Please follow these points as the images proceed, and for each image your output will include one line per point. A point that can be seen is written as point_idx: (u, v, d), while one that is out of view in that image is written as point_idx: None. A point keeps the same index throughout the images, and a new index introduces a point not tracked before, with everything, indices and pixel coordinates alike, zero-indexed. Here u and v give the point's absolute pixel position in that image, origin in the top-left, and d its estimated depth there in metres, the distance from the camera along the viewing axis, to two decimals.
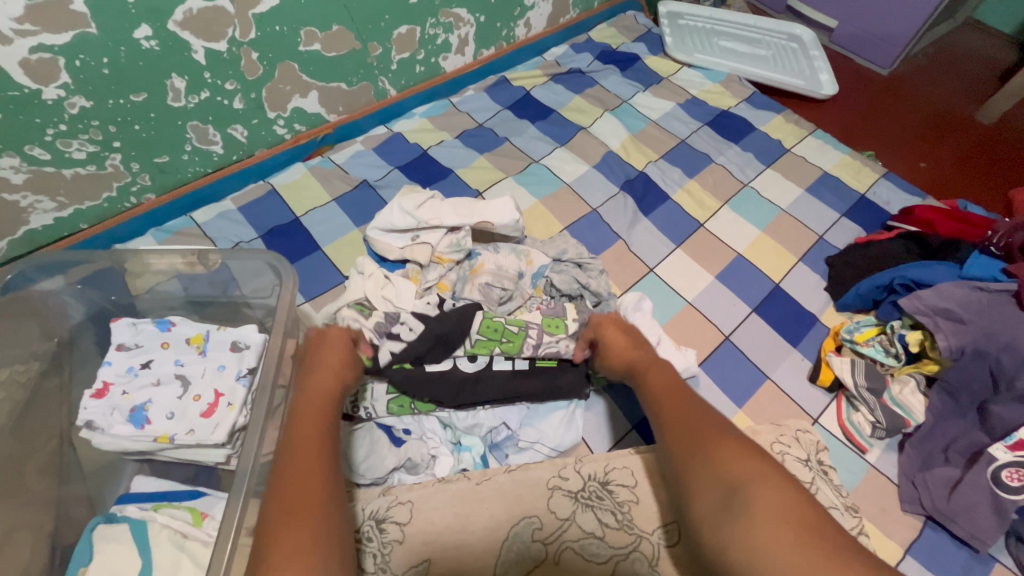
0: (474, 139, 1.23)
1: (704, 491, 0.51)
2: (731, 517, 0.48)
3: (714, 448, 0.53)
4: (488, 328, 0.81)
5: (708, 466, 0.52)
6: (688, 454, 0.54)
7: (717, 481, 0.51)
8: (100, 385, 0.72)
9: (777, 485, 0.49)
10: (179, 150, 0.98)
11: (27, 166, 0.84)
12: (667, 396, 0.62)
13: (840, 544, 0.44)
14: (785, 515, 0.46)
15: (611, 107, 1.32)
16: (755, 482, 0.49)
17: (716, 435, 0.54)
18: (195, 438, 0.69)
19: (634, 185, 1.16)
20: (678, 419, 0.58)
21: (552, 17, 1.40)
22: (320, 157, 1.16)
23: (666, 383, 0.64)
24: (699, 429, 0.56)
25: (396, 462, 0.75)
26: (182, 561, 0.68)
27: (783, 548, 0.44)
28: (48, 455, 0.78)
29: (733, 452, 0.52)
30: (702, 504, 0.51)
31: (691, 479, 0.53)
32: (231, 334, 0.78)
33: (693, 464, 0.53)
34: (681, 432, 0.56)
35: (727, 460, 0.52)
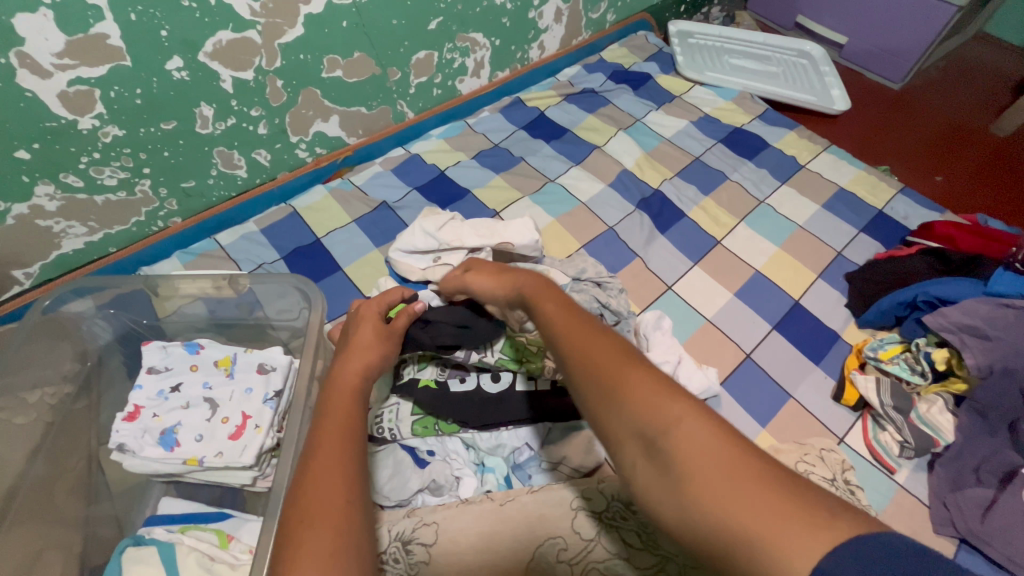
0: (490, 159, 1.25)
1: (623, 438, 0.39)
2: (658, 471, 0.36)
3: (621, 377, 0.40)
4: (512, 348, 0.80)
5: (620, 404, 0.39)
6: (597, 390, 0.41)
7: (633, 425, 0.38)
8: (131, 408, 0.73)
9: (690, 416, 0.36)
10: (206, 175, 1.01)
11: (61, 193, 0.87)
12: (564, 314, 0.49)
13: (784, 481, 0.32)
14: (711, 454, 0.34)
15: (625, 126, 1.33)
16: (678, 415, 0.37)
17: (623, 363, 0.41)
18: (223, 461, 0.70)
19: (649, 203, 1.17)
20: (578, 343, 0.45)
21: (565, 39, 1.42)
22: (340, 179, 1.18)
23: (560, 306, 0.50)
24: (598, 354, 0.43)
25: (420, 484, 0.75)
26: None
27: (720, 500, 0.32)
28: (77, 476, 0.79)
29: (643, 380, 0.40)
30: (625, 458, 0.38)
31: (604, 423, 0.40)
32: (258, 357, 0.79)
33: (597, 400, 0.41)
34: (583, 363, 0.43)
35: (635, 395, 0.39)
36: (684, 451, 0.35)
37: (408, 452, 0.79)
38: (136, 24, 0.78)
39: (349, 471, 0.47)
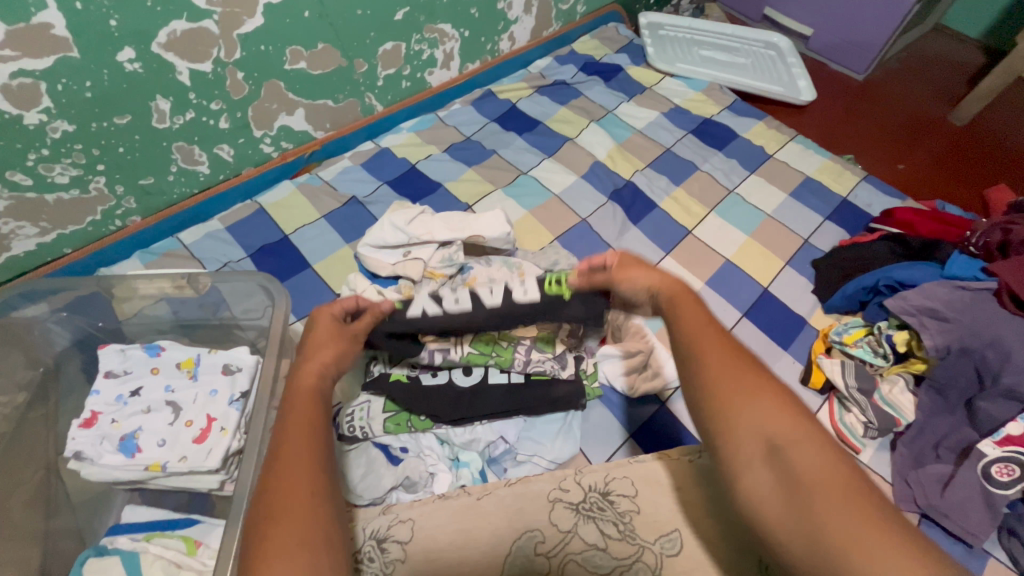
0: (462, 152, 1.24)
1: (748, 449, 0.45)
2: (784, 485, 0.43)
3: (758, 398, 0.47)
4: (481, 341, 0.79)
5: (757, 420, 0.46)
6: (728, 402, 0.47)
7: (764, 439, 0.45)
8: (88, 415, 0.70)
9: (828, 446, 0.44)
10: (165, 171, 0.97)
11: (8, 192, 0.82)
12: (705, 326, 0.53)
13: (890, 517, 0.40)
14: (843, 485, 0.41)
15: (597, 118, 1.33)
16: (806, 443, 0.44)
17: (761, 386, 0.47)
18: (188, 466, 0.68)
19: (622, 194, 1.18)
20: (719, 357, 0.50)
21: (536, 31, 1.41)
22: (308, 174, 1.16)
23: (698, 310, 0.55)
24: (727, 375, 0.48)
25: (394, 481, 0.75)
26: None
27: (840, 522, 0.39)
28: (34, 487, 0.76)
29: (781, 408, 0.46)
30: (745, 465, 0.45)
31: (729, 427, 0.46)
32: (222, 357, 0.77)
33: (735, 415, 0.46)
34: (717, 377, 0.49)
35: (774, 416, 0.45)
36: (807, 475, 0.42)
37: (381, 450, 0.77)
38: (83, 14, 0.74)
39: (317, 471, 0.46)
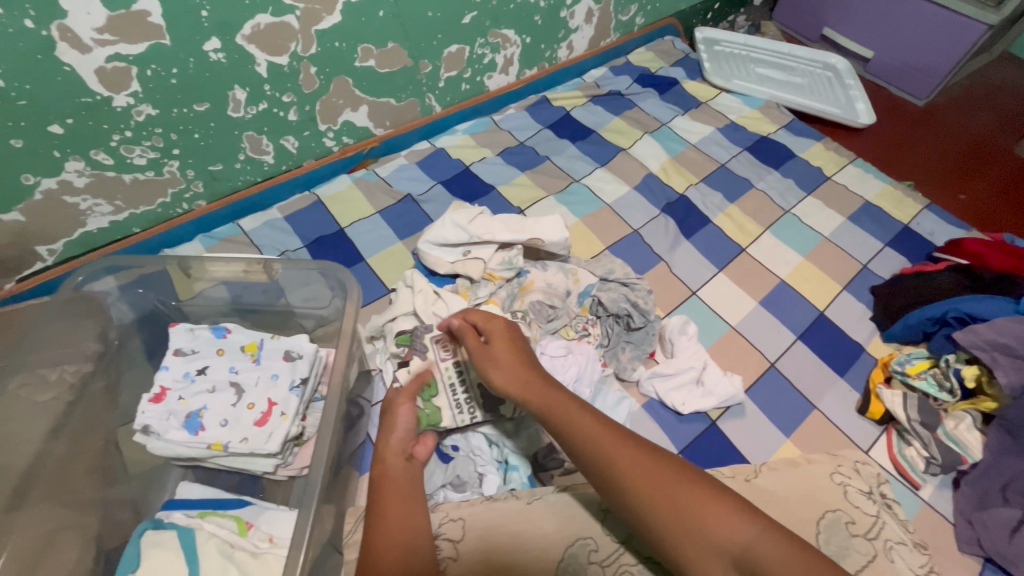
0: (515, 157, 1.25)
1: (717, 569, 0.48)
2: None
3: (701, 513, 0.50)
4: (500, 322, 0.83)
5: (710, 536, 0.49)
6: (678, 527, 0.50)
7: (718, 551, 0.48)
8: (157, 390, 0.72)
9: (766, 538, 0.48)
10: (233, 158, 1.00)
11: (90, 170, 0.86)
12: (630, 453, 0.55)
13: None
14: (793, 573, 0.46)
15: (651, 129, 1.33)
16: (759, 539, 0.48)
17: (697, 500, 0.51)
18: (249, 447, 0.69)
19: (674, 208, 1.17)
20: (653, 488, 0.53)
21: (593, 41, 1.42)
22: (364, 170, 1.18)
23: (601, 433, 0.57)
24: (659, 498, 0.52)
25: (444, 479, 0.76)
26: (230, 571, 0.67)
27: None
28: (96, 456, 0.78)
29: (719, 514, 0.50)
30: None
31: (687, 554, 0.50)
32: (284, 343, 0.78)
33: (685, 538, 0.50)
34: (656, 500, 0.52)
35: (721, 531, 0.49)
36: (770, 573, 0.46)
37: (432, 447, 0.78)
38: (178, 3, 0.77)
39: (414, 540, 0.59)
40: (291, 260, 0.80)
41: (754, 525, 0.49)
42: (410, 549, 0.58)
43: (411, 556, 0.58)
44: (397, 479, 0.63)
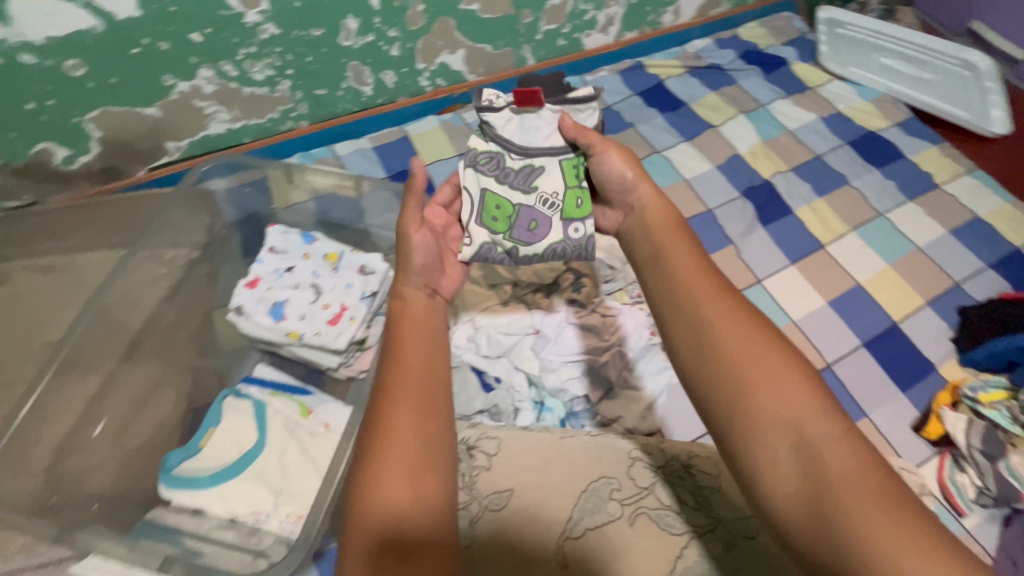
0: (600, 120, 1.24)
1: (780, 448, 0.46)
2: (808, 479, 0.44)
3: (768, 386, 0.48)
4: (492, 206, 0.68)
5: (774, 407, 0.47)
6: (748, 387, 0.48)
7: (789, 426, 0.46)
8: (252, 277, 0.82)
9: (848, 439, 0.45)
10: (337, 85, 1.07)
11: (217, 79, 0.96)
12: (734, 325, 0.51)
13: (912, 508, 0.41)
14: (864, 475, 0.43)
15: (747, 110, 1.27)
16: (838, 436, 0.45)
17: (786, 373, 0.48)
18: (320, 340, 0.78)
19: (756, 193, 1.13)
20: (742, 356, 0.49)
21: (703, 9, 1.36)
22: (452, 113, 1.22)
23: (707, 285, 0.55)
24: (751, 359, 0.49)
25: (484, 404, 0.81)
26: (291, 444, 0.78)
27: (868, 513, 0.41)
28: (194, 329, 0.92)
29: (801, 395, 0.47)
30: (761, 453, 0.46)
31: (753, 424, 0.47)
32: (361, 258, 0.86)
33: (752, 414, 0.47)
34: (740, 357, 0.49)
35: (793, 405, 0.47)
36: (835, 472, 0.43)
37: (477, 375, 0.84)
38: None
39: (423, 454, 0.49)
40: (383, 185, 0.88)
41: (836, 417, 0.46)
42: (428, 510, 0.47)
43: (421, 510, 0.47)
44: (417, 376, 0.52)
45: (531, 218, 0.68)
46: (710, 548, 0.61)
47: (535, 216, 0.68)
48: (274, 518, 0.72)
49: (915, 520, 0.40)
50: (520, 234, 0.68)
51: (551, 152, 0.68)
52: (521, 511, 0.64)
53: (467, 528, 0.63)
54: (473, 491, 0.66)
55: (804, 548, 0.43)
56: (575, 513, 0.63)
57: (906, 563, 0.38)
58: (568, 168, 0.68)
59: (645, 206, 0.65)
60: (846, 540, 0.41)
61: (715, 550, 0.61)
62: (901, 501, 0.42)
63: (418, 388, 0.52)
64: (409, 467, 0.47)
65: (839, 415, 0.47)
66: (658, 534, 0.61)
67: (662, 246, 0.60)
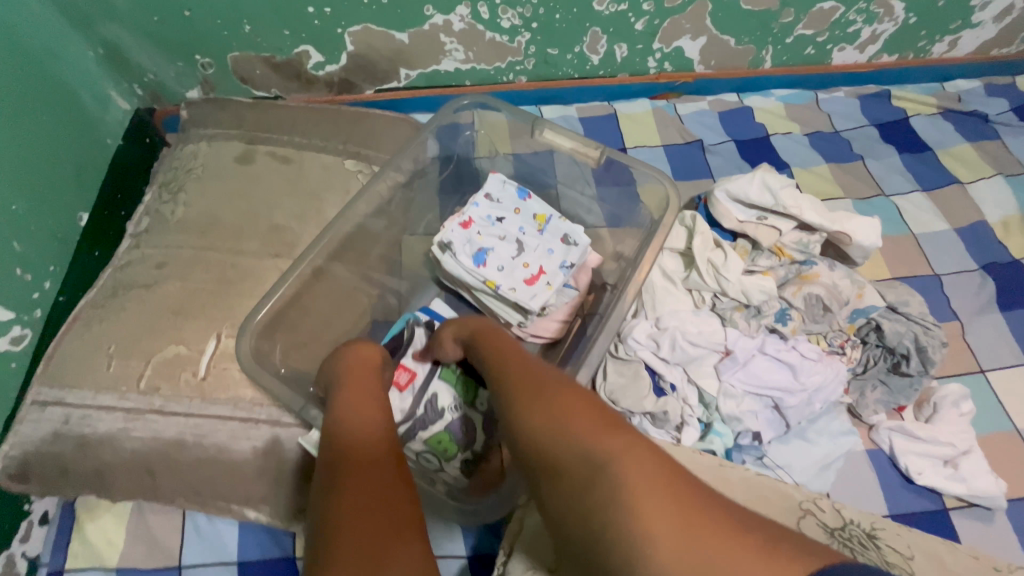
0: (825, 144, 1.13)
1: (572, 462, 0.49)
2: (609, 503, 0.45)
3: (573, 423, 0.51)
4: (437, 442, 0.78)
5: (572, 450, 0.50)
6: (548, 441, 0.52)
7: (588, 463, 0.48)
8: (466, 218, 0.84)
9: (637, 453, 0.47)
10: (569, 48, 1.06)
11: (469, 19, 0.98)
12: (524, 372, 0.60)
13: (698, 512, 0.43)
14: (656, 486, 0.45)
15: (1009, 173, 1.08)
16: (620, 454, 0.48)
17: (571, 409, 0.53)
18: (515, 297, 0.79)
19: (999, 271, 0.97)
20: (534, 387, 0.57)
21: (984, 46, 1.17)
22: (666, 101, 1.16)
23: (514, 363, 0.63)
24: (537, 408, 0.54)
25: (652, 408, 0.78)
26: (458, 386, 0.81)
27: (670, 537, 0.42)
28: (387, 248, 0.97)
29: (590, 421, 0.51)
30: (574, 485, 0.48)
31: (558, 456, 0.50)
32: (567, 227, 0.85)
33: (560, 450, 0.50)
34: (530, 397, 0.56)
35: (585, 436, 0.50)
36: (626, 482, 0.45)
37: (651, 376, 0.81)
38: None
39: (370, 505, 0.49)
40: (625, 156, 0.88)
41: (631, 441, 0.48)
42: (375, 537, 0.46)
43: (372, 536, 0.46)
44: (361, 422, 0.60)
45: (465, 423, 0.79)
46: None
47: (464, 424, 0.78)
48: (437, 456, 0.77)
49: (724, 515, 0.43)
50: (459, 433, 0.78)
51: (429, 390, 0.79)
52: None
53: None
54: None
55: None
56: None
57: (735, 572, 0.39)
58: (447, 375, 0.80)
59: (471, 322, 0.73)
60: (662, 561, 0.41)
61: None
62: (700, 501, 0.44)
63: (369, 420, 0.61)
64: (362, 515, 0.48)
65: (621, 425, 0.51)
66: None
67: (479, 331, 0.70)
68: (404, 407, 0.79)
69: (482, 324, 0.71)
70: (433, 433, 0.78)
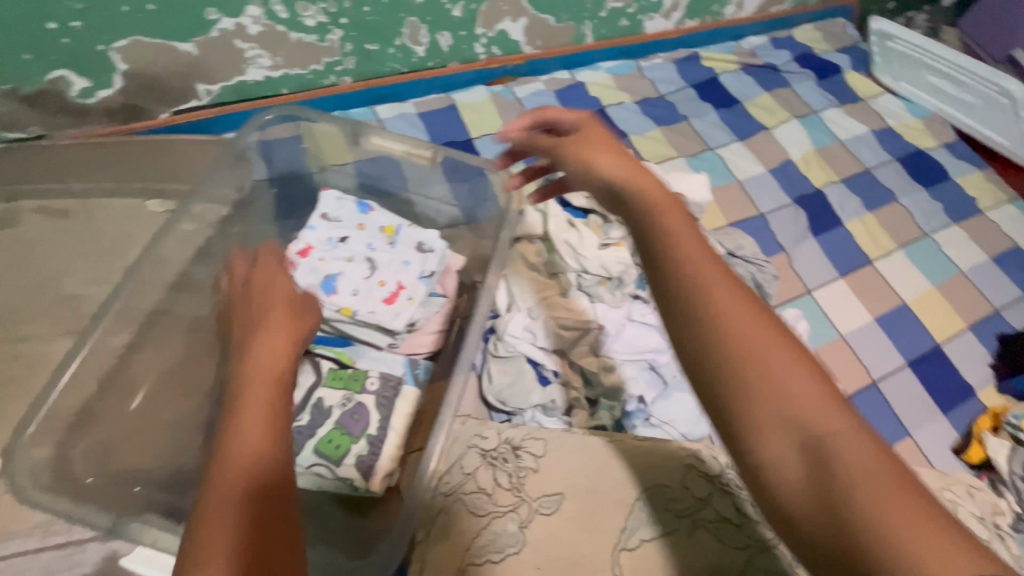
0: (654, 109, 1.20)
1: (784, 448, 0.38)
2: (813, 479, 0.37)
3: (774, 373, 0.39)
4: (326, 443, 0.69)
5: (764, 406, 0.38)
6: (752, 399, 0.39)
7: (792, 424, 0.38)
8: (302, 246, 0.75)
9: (864, 436, 0.38)
10: (390, 42, 0.99)
11: (265, 20, 0.86)
12: (725, 292, 0.42)
13: (908, 491, 0.35)
14: (874, 477, 0.36)
15: (800, 115, 1.24)
16: (838, 428, 0.38)
17: (787, 359, 0.40)
18: (376, 320, 0.73)
19: (808, 201, 1.11)
20: (745, 329, 0.41)
21: (765, 4, 1.32)
22: (503, 86, 1.15)
23: (697, 252, 0.45)
24: (765, 355, 0.40)
25: (539, 400, 0.78)
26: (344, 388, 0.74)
27: (895, 525, 0.34)
28: (223, 292, 0.85)
29: (819, 395, 0.39)
30: (774, 457, 0.38)
31: (751, 415, 0.39)
32: (419, 234, 0.80)
33: (767, 420, 0.38)
34: (737, 346, 0.40)
35: (802, 400, 0.39)
36: (846, 466, 0.36)
37: (533, 367, 0.81)
38: None
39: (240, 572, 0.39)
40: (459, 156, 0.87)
41: (849, 415, 0.39)
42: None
43: None
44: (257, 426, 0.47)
45: (356, 414, 0.72)
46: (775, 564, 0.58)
47: (352, 413, 0.72)
48: (331, 465, 0.69)
49: (906, 490, 0.35)
50: (349, 429, 0.70)
51: (314, 394, 0.73)
52: (575, 517, 0.63)
53: (518, 532, 0.61)
54: (524, 494, 0.64)
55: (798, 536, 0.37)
56: (630, 519, 0.61)
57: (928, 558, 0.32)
58: (330, 379, 0.75)
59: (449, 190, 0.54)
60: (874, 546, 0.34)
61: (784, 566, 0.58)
62: (888, 469, 0.36)
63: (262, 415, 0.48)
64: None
65: (846, 405, 0.40)
66: (719, 548, 0.59)
67: (590, 136, 0.57)
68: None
69: (579, 115, 0.60)
70: (319, 435, 0.70)
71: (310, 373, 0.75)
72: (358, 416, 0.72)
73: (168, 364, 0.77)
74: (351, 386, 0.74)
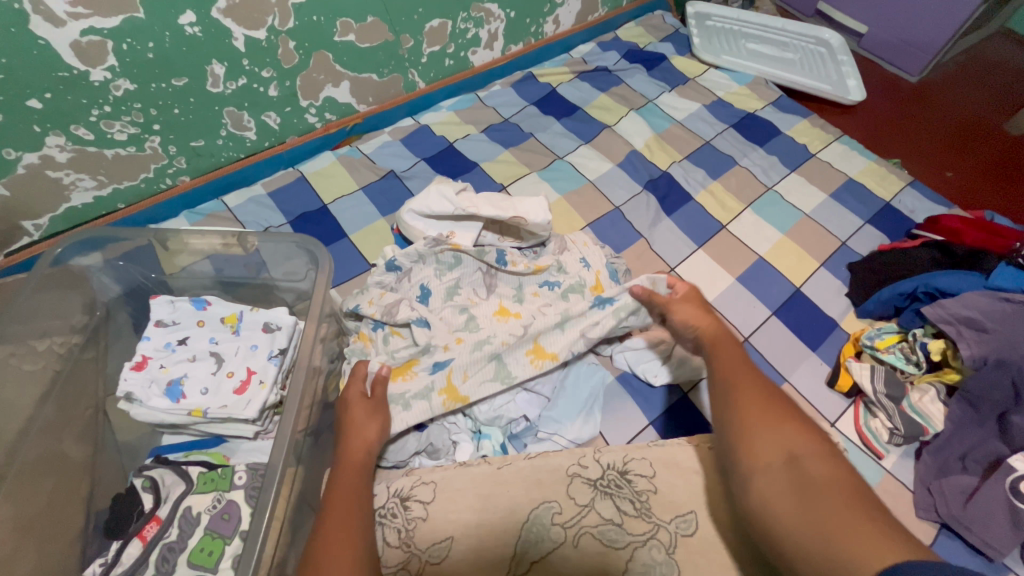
0: (500, 133, 1.24)
1: (769, 461, 0.51)
2: (793, 481, 0.48)
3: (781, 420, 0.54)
4: (202, 551, 0.69)
5: (780, 431, 0.52)
6: (749, 423, 0.54)
7: (785, 451, 0.51)
8: (139, 358, 0.75)
9: (836, 459, 0.50)
10: (215, 135, 1.01)
11: (71, 145, 0.86)
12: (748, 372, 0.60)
13: (870, 514, 0.44)
14: (843, 488, 0.47)
15: (636, 106, 1.32)
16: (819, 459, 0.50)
17: (782, 407, 0.55)
18: (227, 412, 0.71)
19: (657, 184, 1.17)
20: (747, 380, 0.59)
21: (582, 15, 1.41)
22: (348, 146, 1.18)
23: (745, 365, 0.62)
24: (755, 401, 0.56)
25: (418, 447, 0.77)
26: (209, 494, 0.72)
27: (850, 524, 0.43)
28: (84, 424, 0.80)
29: (804, 434, 0.52)
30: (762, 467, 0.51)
31: (749, 440, 0.53)
32: (263, 316, 0.80)
33: (757, 441, 0.53)
34: (749, 396, 0.56)
35: (793, 432, 0.52)
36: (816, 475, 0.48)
37: None
38: None
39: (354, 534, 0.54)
40: (265, 233, 0.83)
41: (823, 445, 0.51)
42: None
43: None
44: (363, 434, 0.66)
45: (227, 512, 0.71)
46: (653, 555, 0.61)
47: (225, 513, 0.71)
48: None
49: (871, 518, 0.43)
50: (222, 531, 0.70)
51: (183, 501, 0.72)
52: (465, 553, 0.62)
53: None
54: (410, 547, 0.62)
55: (776, 531, 0.47)
56: (517, 547, 0.63)
57: (862, 545, 0.41)
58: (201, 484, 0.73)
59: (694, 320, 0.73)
60: (828, 550, 0.43)
61: (659, 555, 0.61)
62: (856, 501, 0.45)
63: (340, 514, 0.56)
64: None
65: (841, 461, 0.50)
66: (602, 552, 0.62)
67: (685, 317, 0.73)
68: (130, 566, 0.67)
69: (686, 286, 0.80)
70: (193, 545, 0.69)
71: (179, 484, 0.73)
72: (230, 516, 0.71)
73: (29, 512, 0.69)
74: (219, 485, 0.73)
